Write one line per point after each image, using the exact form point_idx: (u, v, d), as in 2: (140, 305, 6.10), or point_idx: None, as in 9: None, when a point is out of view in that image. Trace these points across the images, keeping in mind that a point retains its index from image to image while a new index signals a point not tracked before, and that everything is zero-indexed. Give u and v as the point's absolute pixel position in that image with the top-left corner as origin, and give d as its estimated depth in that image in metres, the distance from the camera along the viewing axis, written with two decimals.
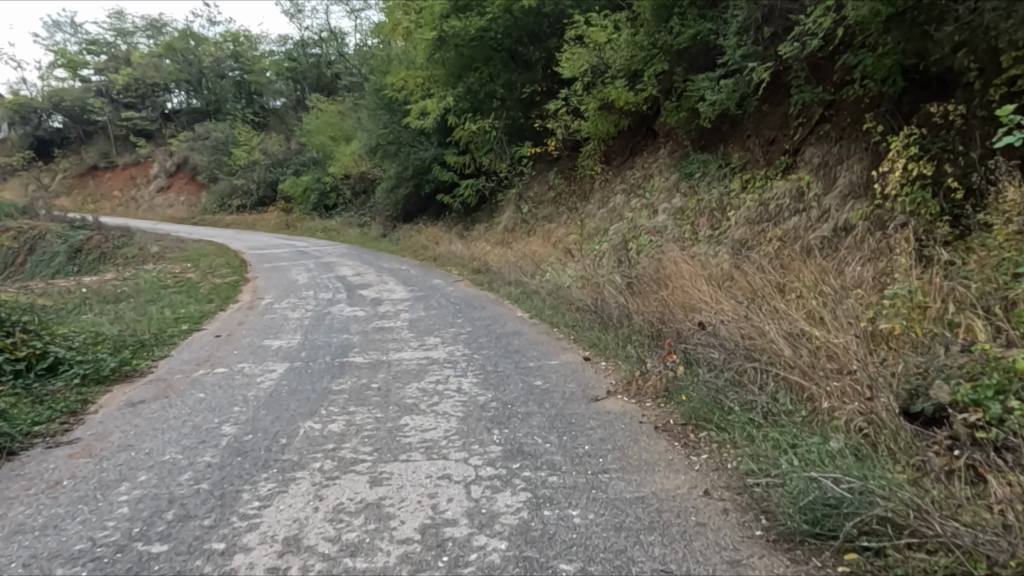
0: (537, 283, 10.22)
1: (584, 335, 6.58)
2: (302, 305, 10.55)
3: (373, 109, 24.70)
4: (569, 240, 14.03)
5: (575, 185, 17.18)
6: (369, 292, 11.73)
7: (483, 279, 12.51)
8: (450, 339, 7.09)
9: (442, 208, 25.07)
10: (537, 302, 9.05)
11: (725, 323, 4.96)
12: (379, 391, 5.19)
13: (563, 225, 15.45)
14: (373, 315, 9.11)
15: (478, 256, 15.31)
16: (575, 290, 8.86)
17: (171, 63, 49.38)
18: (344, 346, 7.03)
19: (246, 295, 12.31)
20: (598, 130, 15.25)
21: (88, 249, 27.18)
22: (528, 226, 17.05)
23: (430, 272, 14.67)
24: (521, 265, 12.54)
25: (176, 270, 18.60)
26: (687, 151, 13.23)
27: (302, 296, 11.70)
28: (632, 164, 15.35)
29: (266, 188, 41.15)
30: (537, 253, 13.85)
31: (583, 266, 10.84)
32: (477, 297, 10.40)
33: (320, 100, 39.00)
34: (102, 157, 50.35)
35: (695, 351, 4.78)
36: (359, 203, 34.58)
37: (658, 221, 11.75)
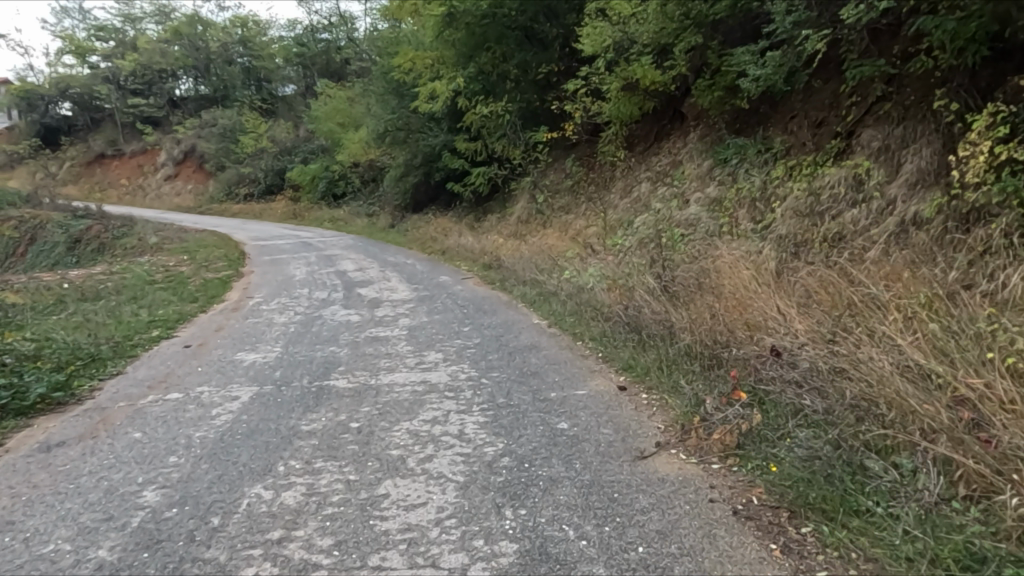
0: (555, 284, 9.05)
1: (617, 354, 5.41)
2: (291, 306, 9.42)
3: (380, 93, 23.52)
4: (589, 234, 12.83)
5: (595, 173, 15.94)
6: (368, 291, 10.59)
7: (495, 277, 11.37)
8: (453, 356, 5.94)
9: (453, 197, 23.93)
10: (557, 307, 7.88)
11: (814, 353, 3.79)
12: (359, 433, 4.07)
13: (582, 216, 14.24)
14: (367, 321, 7.99)
15: (489, 250, 14.17)
16: (601, 294, 7.66)
17: (178, 48, 48.36)
18: (328, 363, 5.91)
19: (235, 294, 11.21)
20: (621, 113, 14.01)
21: (88, 239, 26.28)
22: (544, 217, 15.84)
23: (437, 268, 13.50)
24: (537, 261, 11.39)
25: (171, 263, 17.60)
26: (721, 135, 11.97)
27: (295, 295, 10.58)
28: (657, 150, 14.10)
29: (274, 176, 40.18)
30: (555, 247, 12.67)
31: (607, 264, 9.67)
32: (487, 299, 9.22)
33: (329, 86, 37.85)
34: (110, 145, 49.56)
35: (777, 394, 3.61)
36: (369, 191, 33.49)
37: (690, 213, 10.54)
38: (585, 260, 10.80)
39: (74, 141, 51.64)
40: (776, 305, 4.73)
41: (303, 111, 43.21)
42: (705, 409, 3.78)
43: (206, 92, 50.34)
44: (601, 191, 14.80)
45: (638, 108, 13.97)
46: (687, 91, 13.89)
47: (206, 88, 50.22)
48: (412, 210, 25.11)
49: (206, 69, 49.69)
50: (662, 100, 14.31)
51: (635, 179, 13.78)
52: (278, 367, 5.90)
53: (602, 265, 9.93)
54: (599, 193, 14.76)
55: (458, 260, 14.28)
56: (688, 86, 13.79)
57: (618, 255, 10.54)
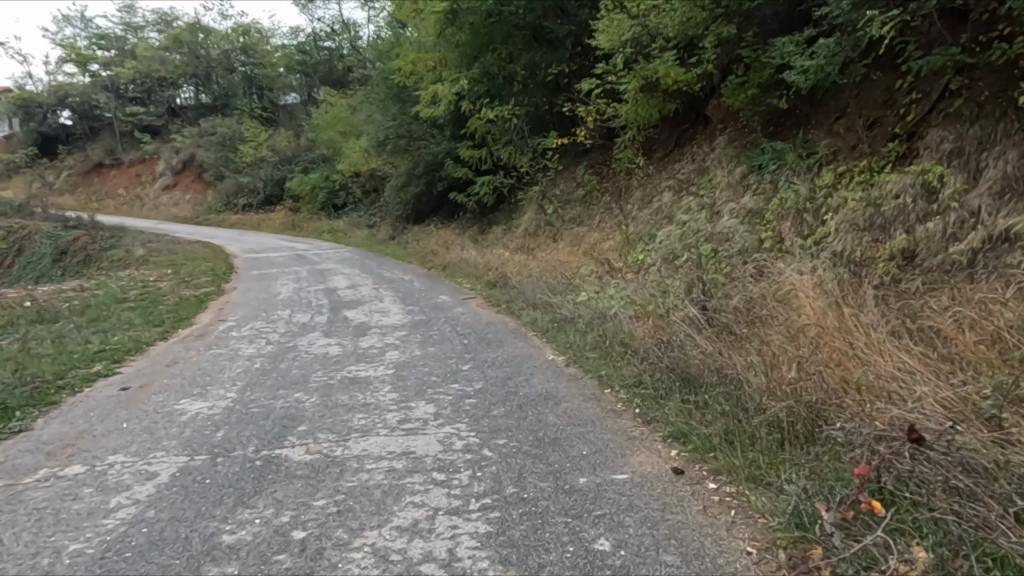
0: (572, 309, 7.74)
1: (664, 414, 4.17)
2: (264, 334, 8.14)
3: (380, 99, 22.44)
4: (606, 251, 11.54)
5: (609, 183, 14.69)
6: (356, 314, 9.32)
7: (500, 297, 10.10)
8: (445, 412, 4.61)
9: (456, 207, 22.74)
10: (574, 339, 6.58)
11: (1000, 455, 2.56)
12: (302, 555, 2.77)
13: (596, 229, 12.98)
14: (349, 354, 6.72)
15: (494, 265, 12.92)
16: (626, 324, 6.39)
17: (179, 56, 47.58)
18: (285, 421, 4.57)
19: (207, 316, 9.92)
20: (639, 116, 12.92)
21: (75, 250, 25.15)
22: (555, 229, 14.57)
23: (436, 285, 12.21)
24: (549, 280, 10.09)
25: (151, 278, 16.36)
26: (755, 139, 10.69)
27: (272, 318, 9.32)
28: (679, 157, 12.86)
29: (274, 186, 39.12)
30: (568, 265, 11.38)
31: (630, 285, 8.39)
32: (492, 326, 7.94)
33: (330, 94, 36.81)
34: (108, 154, 48.64)
35: (956, 523, 2.38)
36: (370, 202, 32.34)
37: (723, 226, 9.26)
38: (604, 282, 9.50)
39: (72, 149, 50.75)
40: (891, 357, 3.50)
41: (304, 119, 42.22)
42: (825, 532, 2.55)
43: (206, 101, 49.49)
44: (618, 200, 13.53)
45: (657, 111, 12.86)
46: (712, 91, 12.67)
47: (207, 96, 49.38)
48: (413, 222, 23.96)
49: (207, 77, 48.99)
50: (684, 102, 13.08)
51: (655, 190, 12.51)
52: (223, 425, 4.58)
53: (625, 287, 8.63)
54: (614, 203, 13.50)
55: (460, 277, 13.01)
56: (713, 86, 12.56)
57: (642, 277, 9.24)
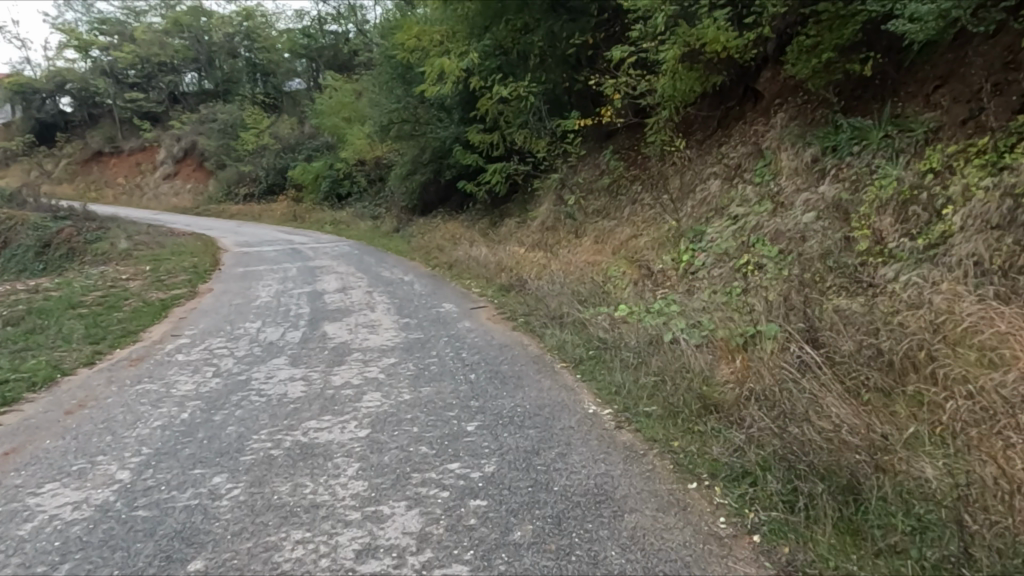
0: (613, 331, 5.94)
1: (819, 557, 2.50)
2: (216, 360, 6.36)
3: (384, 80, 20.72)
4: (643, 254, 9.72)
5: (640, 171, 12.88)
6: (337, 330, 7.53)
7: (516, 305, 8.38)
8: (434, 533, 2.83)
9: (466, 198, 21.01)
10: (621, 379, 4.78)
11: None
12: None
13: (628, 225, 11.19)
14: (319, 395, 5.00)
15: (507, 265, 11.18)
16: (697, 357, 4.63)
17: (180, 40, 45.97)
18: (172, 549, 2.79)
19: (159, 329, 8.16)
20: (679, 91, 11.17)
21: (59, 243, 23.54)
22: (578, 225, 12.77)
23: (440, 289, 10.45)
24: (577, 288, 8.28)
25: (125, 275, 14.70)
26: (827, 115, 8.83)
27: (235, 335, 7.55)
28: (724, 140, 11.04)
29: (276, 175, 37.47)
30: (596, 269, 9.59)
31: (681, 303, 6.63)
32: (507, 352, 6.13)
33: (335, 78, 35.03)
34: (108, 142, 47.14)
35: None
36: (375, 191, 30.56)
37: (797, 223, 7.45)
38: (648, 294, 7.69)
39: (71, 137, 49.23)
40: None
41: (309, 106, 40.54)
42: None
43: (209, 87, 47.81)
44: (652, 192, 11.70)
45: (699, 85, 11.07)
46: (765, 61, 10.90)
47: (209, 82, 47.75)
48: (419, 213, 22.22)
49: (209, 63, 47.32)
50: (731, 74, 11.24)
51: (698, 178, 10.68)
52: (72, 554, 2.80)
53: (676, 302, 6.80)
54: (649, 195, 11.67)
55: (468, 279, 11.21)
56: (767, 55, 10.79)
57: (695, 290, 7.43)
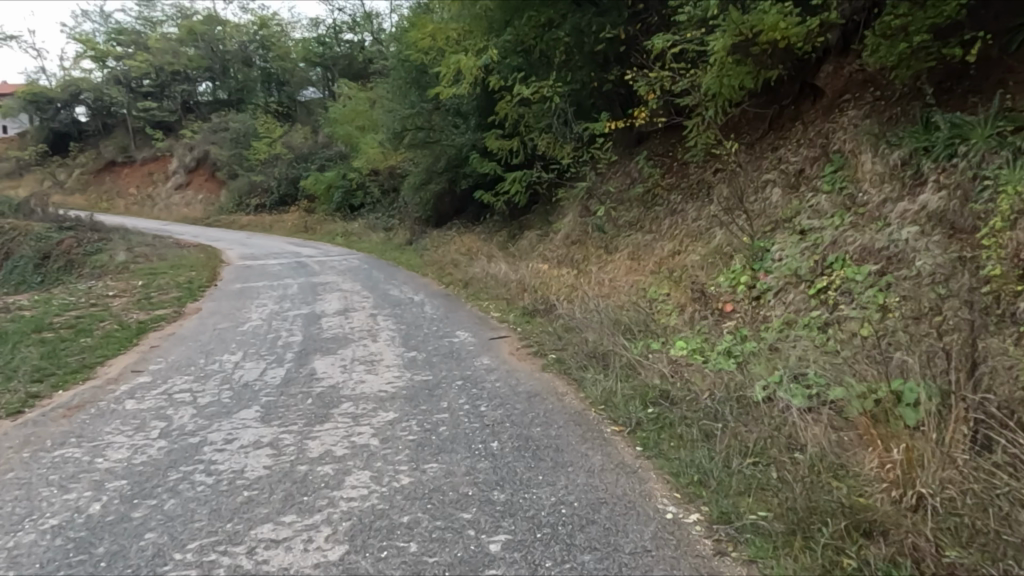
0: (682, 386, 4.56)
1: None
2: (170, 411, 5.03)
3: (397, 85, 19.58)
4: (692, 278, 8.34)
5: (680, 181, 11.53)
6: (327, 368, 6.19)
7: (543, 335, 7.05)
8: None
9: (483, 209, 19.78)
10: (705, 462, 3.44)
11: None
12: None
13: (669, 243, 9.84)
14: (287, 473, 3.69)
15: (529, 285, 9.88)
16: (819, 435, 3.30)
17: (194, 49, 45.39)
18: None
19: (120, 363, 6.87)
20: (726, 87, 9.82)
21: (59, 255, 22.55)
22: (611, 240, 11.43)
23: (454, 311, 9.17)
24: (619, 317, 6.93)
25: (113, 291, 13.52)
26: (913, 111, 7.44)
27: (206, 373, 6.23)
28: (781, 144, 9.65)
29: (288, 185, 36.51)
30: (638, 298, 8.24)
31: (757, 346, 5.27)
32: (538, 405, 4.76)
33: (349, 86, 34.13)
34: (121, 151, 46.52)
35: None
36: (388, 202, 29.45)
37: (892, 242, 6.08)
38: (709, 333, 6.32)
39: (85, 147, 48.72)
40: None
41: (322, 114, 39.68)
42: None
43: (223, 96, 47.21)
44: (696, 204, 10.36)
45: (750, 80, 9.72)
46: (826, 52, 9.54)
47: (223, 92, 47.14)
48: (434, 224, 21.01)
49: (223, 72, 46.72)
50: (788, 67, 9.85)
51: (752, 188, 9.29)
52: None
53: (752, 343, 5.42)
54: (694, 208, 10.32)
55: (486, 300, 9.89)
56: (829, 46, 9.45)
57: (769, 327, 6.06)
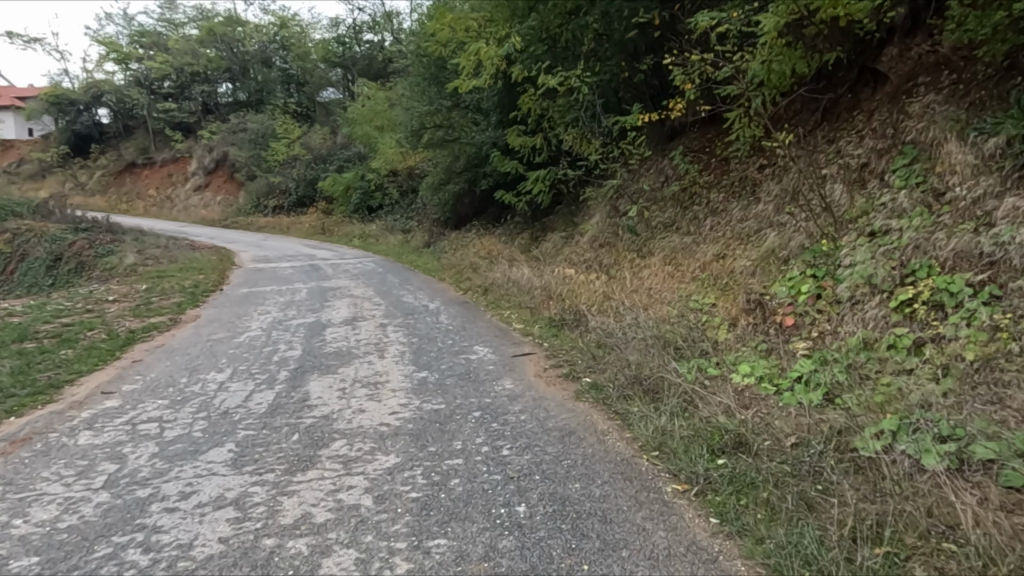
0: (764, 434, 3.57)
1: None
2: (125, 449, 4.15)
3: (415, 81, 18.78)
4: (745, 289, 7.33)
5: (722, 179, 10.50)
6: (322, 393, 5.27)
7: (573, 353, 6.10)
8: None
9: (504, 210, 18.88)
10: (819, 555, 2.47)
11: None
12: None
13: (712, 247, 8.83)
14: (249, 552, 2.80)
15: (555, 292, 8.94)
16: (986, 522, 2.40)
17: (214, 50, 45.14)
18: None
19: (92, 381, 6.03)
20: (776, 72, 8.80)
21: (70, 257, 22.03)
22: (646, 244, 10.44)
23: (472, 321, 8.27)
24: (664, 336, 5.95)
25: (113, 296, 12.79)
26: (1006, 94, 6.39)
27: (183, 398, 5.36)
28: (838, 136, 8.59)
29: (306, 186, 35.93)
30: (681, 311, 7.24)
31: (842, 376, 4.27)
32: (575, 449, 3.81)
33: (368, 85, 33.48)
34: (141, 153, 46.35)
35: None
36: (406, 204, 28.68)
37: (998, 247, 5.05)
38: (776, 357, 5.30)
39: (106, 149, 48.67)
40: None
41: (341, 115, 39.13)
42: None
43: (243, 98, 46.91)
44: (742, 205, 9.34)
45: (803, 65, 8.70)
46: (891, 32, 8.50)
47: (243, 93, 46.81)
48: (453, 226, 20.15)
49: (243, 73, 46.42)
50: (846, 50, 8.78)
51: (807, 184, 8.24)
52: None
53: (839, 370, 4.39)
54: (740, 208, 9.30)
55: (507, 308, 8.97)
56: (895, 25, 8.42)
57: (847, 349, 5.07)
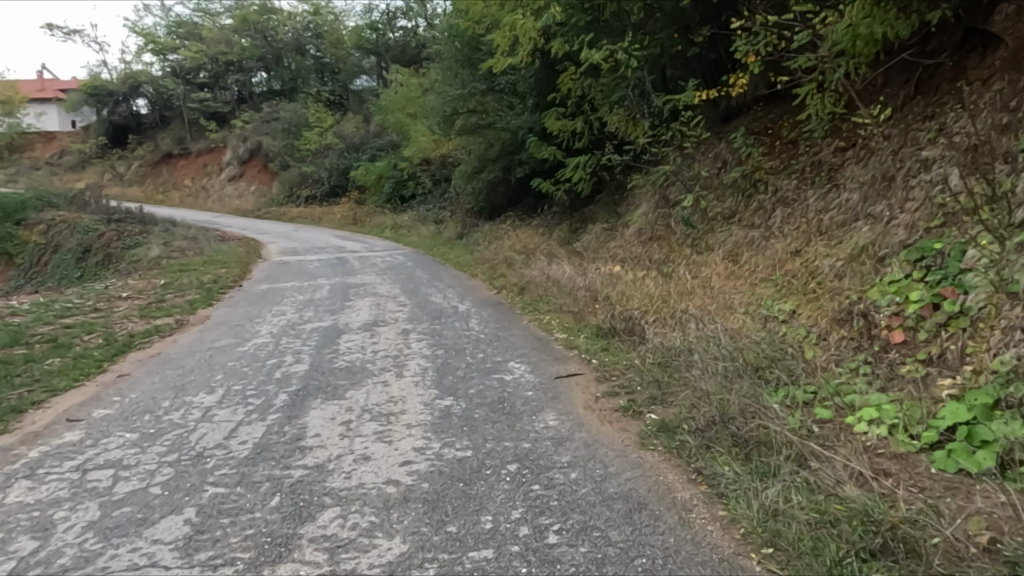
0: (935, 536, 2.43)
1: None
2: (56, 515, 3.20)
3: (447, 63, 17.70)
4: (834, 296, 6.10)
5: (792, 163, 9.21)
6: (321, 428, 4.27)
7: (631, 375, 4.99)
8: None
9: (541, 199, 17.75)
10: None
11: None
12: None
13: (787, 244, 7.60)
14: None
15: (601, 295, 7.82)
16: None
17: (248, 39, 44.74)
18: None
19: (62, 404, 5.13)
20: (864, 37, 7.48)
21: (99, 249, 21.66)
22: (704, 240, 9.25)
23: (507, 328, 7.21)
24: (745, 362, 4.81)
25: (127, 292, 12.10)
26: None
27: (157, 431, 4.41)
28: (940, 110, 7.23)
29: (339, 176, 35.27)
30: (757, 323, 6.06)
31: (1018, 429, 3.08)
32: (650, 539, 2.73)
33: (401, 71, 32.54)
34: (177, 143, 46.38)
35: None
36: (439, 193, 27.75)
37: None
38: (899, 394, 4.13)
39: (143, 139, 48.87)
40: None
41: (374, 103, 38.33)
42: None
43: (277, 87, 46.52)
44: (820, 194, 8.07)
45: (897, 27, 7.35)
46: None
47: (277, 81, 46.39)
48: (487, 217, 19.14)
49: (277, 61, 45.98)
50: (950, 9, 7.40)
51: (904, 169, 6.95)
52: None
53: (1011, 416, 3.21)
54: (817, 198, 8.03)
55: (547, 312, 7.90)
56: None
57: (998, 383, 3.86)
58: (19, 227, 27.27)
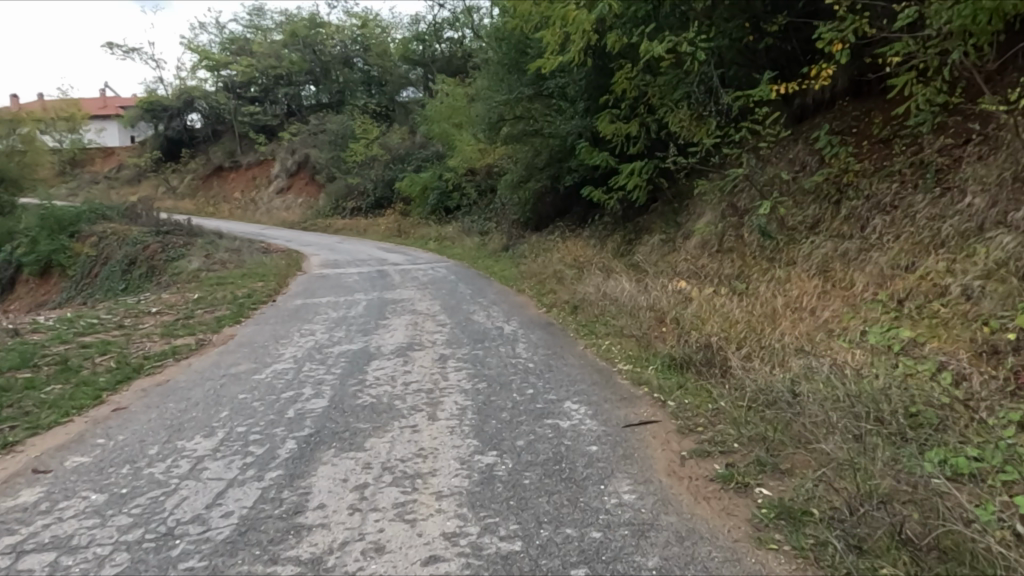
0: None
1: None
2: None
3: (492, 68, 16.89)
4: (970, 323, 4.89)
5: (888, 163, 7.96)
6: (327, 496, 3.33)
7: (723, 427, 3.93)
8: None
9: (591, 209, 16.71)
10: None
11: None
12: None
13: (893, 258, 6.39)
14: None
15: (669, 318, 6.75)
16: None
17: (296, 53, 45.17)
18: None
19: (36, 448, 4.33)
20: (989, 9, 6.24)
21: (144, 261, 21.54)
22: (785, 253, 8.06)
23: (560, 356, 6.20)
24: (877, 415, 3.68)
25: (158, 307, 11.53)
26: None
27: (130, 491, 3.55)
28: None
29: (384, 187, 34.92)
30: (872, 356, 4.89)
31: None
32: None
33: (446, 81, 31.99)
34: (228, 156, 47.01)
35: None
36: (485, 204, 26.94)
37: None
38: None
39: (196, 153, 49.73)
40: None
41: (420, 114, 37.96)
42: None
43: (325, 100, 46.77)
44: (930, 198, 6.83)
45: None
46: None
47: (325, 95, 46.66)
48: (534, 228, 18.20)
49: (325, 75, 46.24)
50: None
51: None
52: None
53: None
54: (926, 203, 6.79)
55: (605, 335, 6.86)
56: None
57: None
58: (72, 239, 27.62)
